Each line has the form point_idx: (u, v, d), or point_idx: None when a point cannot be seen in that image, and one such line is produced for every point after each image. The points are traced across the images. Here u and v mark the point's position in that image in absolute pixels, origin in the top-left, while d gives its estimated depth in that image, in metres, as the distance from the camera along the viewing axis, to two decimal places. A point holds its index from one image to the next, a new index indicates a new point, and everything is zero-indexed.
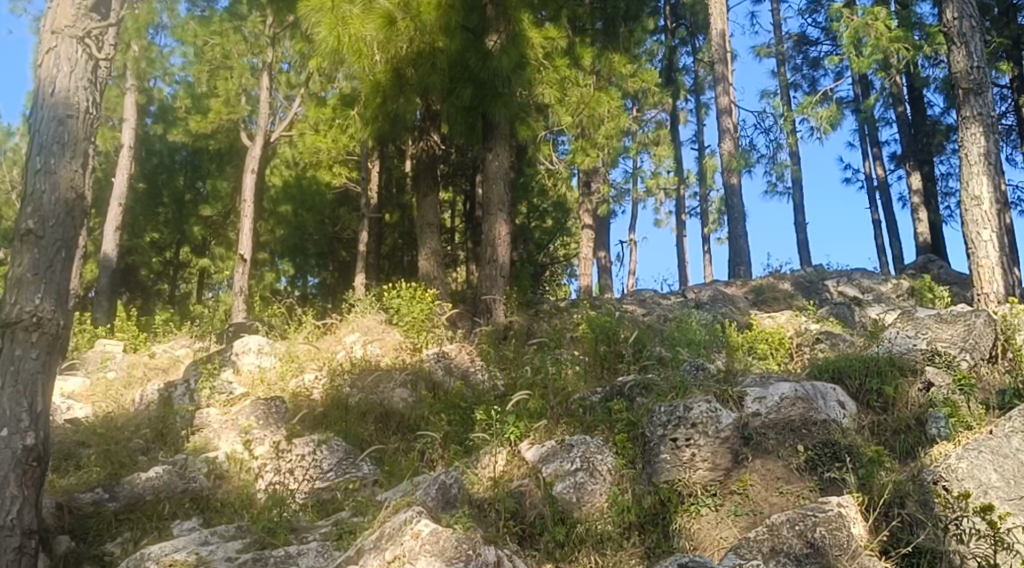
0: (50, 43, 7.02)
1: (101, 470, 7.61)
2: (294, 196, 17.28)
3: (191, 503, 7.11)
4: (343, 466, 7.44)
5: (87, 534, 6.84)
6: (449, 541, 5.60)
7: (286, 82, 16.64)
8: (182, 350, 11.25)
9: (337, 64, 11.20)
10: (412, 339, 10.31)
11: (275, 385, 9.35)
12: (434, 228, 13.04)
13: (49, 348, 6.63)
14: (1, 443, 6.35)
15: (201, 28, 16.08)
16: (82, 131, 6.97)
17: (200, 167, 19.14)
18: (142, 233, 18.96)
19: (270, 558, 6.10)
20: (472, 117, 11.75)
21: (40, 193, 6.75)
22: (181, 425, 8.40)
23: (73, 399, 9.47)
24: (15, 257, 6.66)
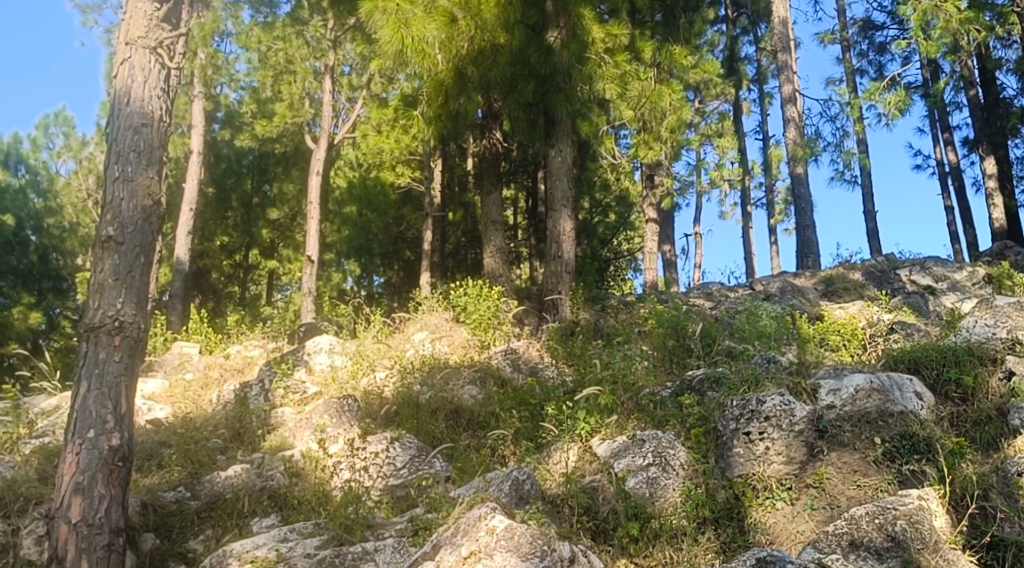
0: (124, 54, 7.21)
1: (181, 470, 7.79)
2: (359, 196, 17.46)
3: (269, 500, 7.25)
4: (416, 463, 7.52)
5: (171, 531, 7.02)
6: (524, 537, 5.64)
7: (348, 85, 16.81)
8: (256, 350, 11.46)
9: (399, 64, 11.25)
10: (479, 337, 10.37)
11: (347, 383, 9.49)
12: (498, 226, 13.09)
13: (131, 352, 6.80)
14: (88, 443, 6.54)
15: (264, 34, 16.04)
16: (157, 139, 7.15)
17: (267, 170, 19.37)
18: (213, 237, 19.34)
19: (348, 554, 6.20)
20: (533, 113, 11.86)
21: (119, 201, 6.94)
22: (257, 423, 8.59)
23: (153, 400, 9.65)
24: (96, 264, 6.86)
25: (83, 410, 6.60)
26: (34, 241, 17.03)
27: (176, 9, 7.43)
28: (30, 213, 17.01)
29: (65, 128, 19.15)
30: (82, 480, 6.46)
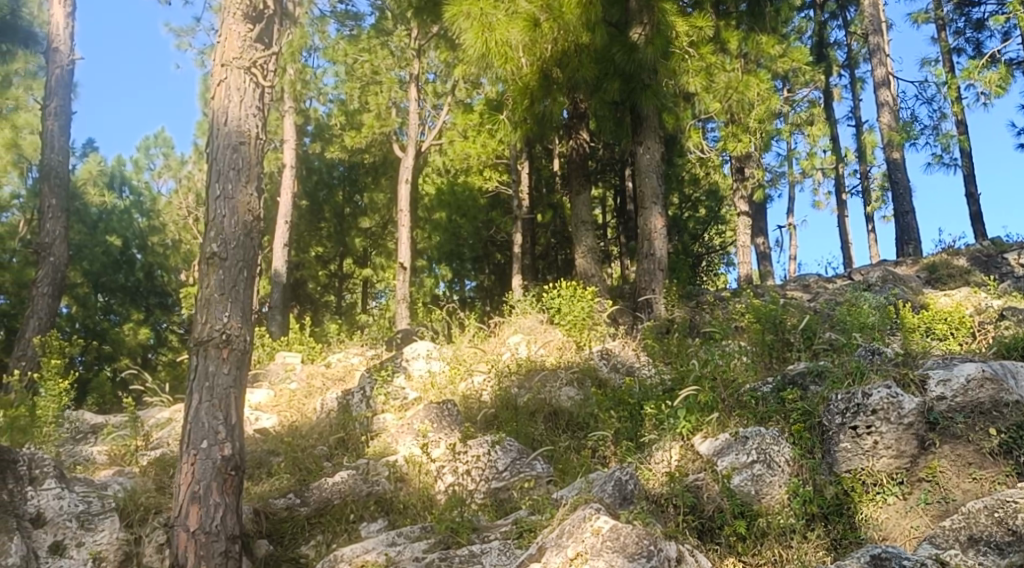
0: (220, 76, 7.42)
1: (289, 477, 7.95)
2: (447, 202, 17.66)
3: (376, 505, 7.38)
4: (517, 466, 7.57)
5: (283, 537, 7.20)
6: (630, 537, 5.64)
7: (433, 92, 16.98)
8: (356, 358, 11.68)
9: (484, 69, 11.31)
10: (574, 338, 10.35)
11: (445, 388, 9.63)
12: (589, 225, 13.06)
13: (239, 363, 7.00)
14: (202, 453, 6.74)
15: (349, 47, 16.33)
16: (254, 156, 7.34)
17: (358, 180, 19.70)
18: (308, 248, 19.77)
19: (455, 557, 6.28)
20: (620, 111, 11.79)
21: (221, 218, 7.14)
22: (361, 430, 8.76)
23: (261, 410, 9.92)
24: (203, 279, 7.07)
25: (196, 422, 6.82)
26: (140, 259, 17.37)
27: (268, 28, 7.61)
28: (135, 233, 17.33)
29: (165, 149, 19.78)
30: (198, 489, 6.66)
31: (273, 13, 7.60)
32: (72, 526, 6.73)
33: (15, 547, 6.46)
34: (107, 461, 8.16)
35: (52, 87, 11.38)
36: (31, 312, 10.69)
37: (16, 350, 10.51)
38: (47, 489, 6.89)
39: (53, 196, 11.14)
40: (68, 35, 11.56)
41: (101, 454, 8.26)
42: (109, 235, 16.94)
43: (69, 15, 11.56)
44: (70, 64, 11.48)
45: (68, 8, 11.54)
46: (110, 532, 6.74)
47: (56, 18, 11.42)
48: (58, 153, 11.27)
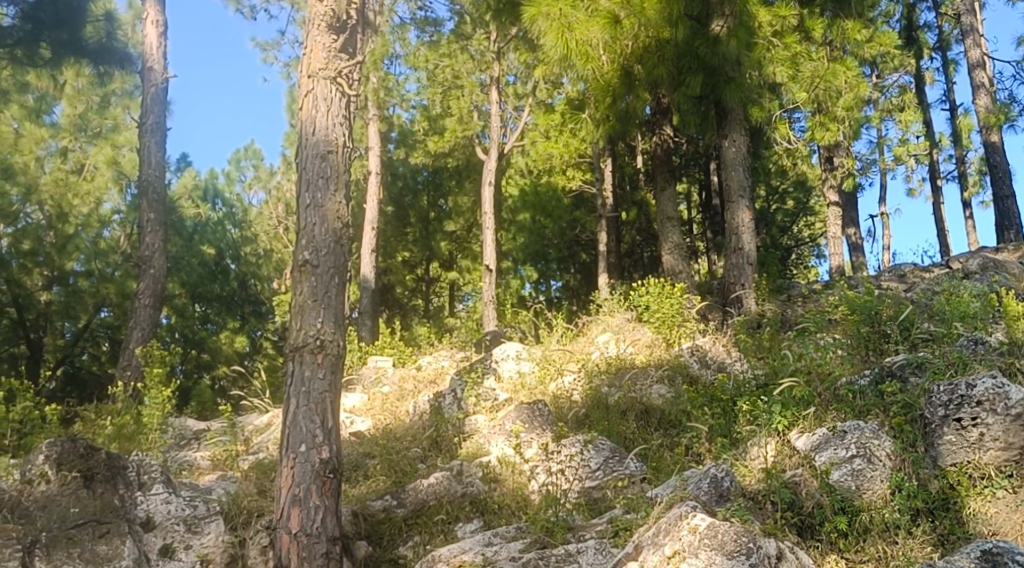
0: (307, 86, 7.56)
1: (385, 479, 8.08)
2: (532, 203, 17.65)
3: (471, 506, 7.44)
4: (610, 465, 7.54)
5: (382, 538, 7.29)
6: (728, 535, 5.54)
7: (514, 94, 17.10)
8: (446, 360, 11.79)
9: (565, 68, 11.29)
10: (664, 335, 10.25)
11: (536, 389, 9.66)
12: (675, 221, 12.95)
13: (334, 368, 7.12)
14: (301, 457, 6.88)
15: (430, 52, 16.39)
16: (342, 164, 7.47)
17: (442, 185, 19.88)
18: (394, 253, 20.01)
19: (551, 557, 6.26)
20: (703, 105, 11.72)
21: (312, 226, 7.28)
22: (453, 431, 8.84)
23: (355, 414, 10.06)
24: (296, 287, 7.22)
25: (294, 426, 6.96)
26: (234, 268, 17.79)
27: (353, 37, 7.73)
28: (228, 243, 17.74)
29: (255, 161, 20.23)
30: (299, 492, 6.78)
31: (358, 22, 7.71)
32: (180, 530, 6.92)
33: (127, 550, 6.58)
34: (211, 466, 8.40)
35: (147, 105, 11.74)
36: (134, 323, 11.04)
37: (121, 361, 10.89)
38: (155, 494, 7.10)
39: (152, 211, 11.48)
40: (162, 54, 11.94)
41: (203, 460, 8.49)
42: (204, 245, 17.28)
43: (161, 35, 11.92)
44: (164, 82, 11.83)
45: (160, 28, 11.91)
46: (216, 534, 6.94)
47: (149, 38, 11.81)
48: (155, 168, 11.63)
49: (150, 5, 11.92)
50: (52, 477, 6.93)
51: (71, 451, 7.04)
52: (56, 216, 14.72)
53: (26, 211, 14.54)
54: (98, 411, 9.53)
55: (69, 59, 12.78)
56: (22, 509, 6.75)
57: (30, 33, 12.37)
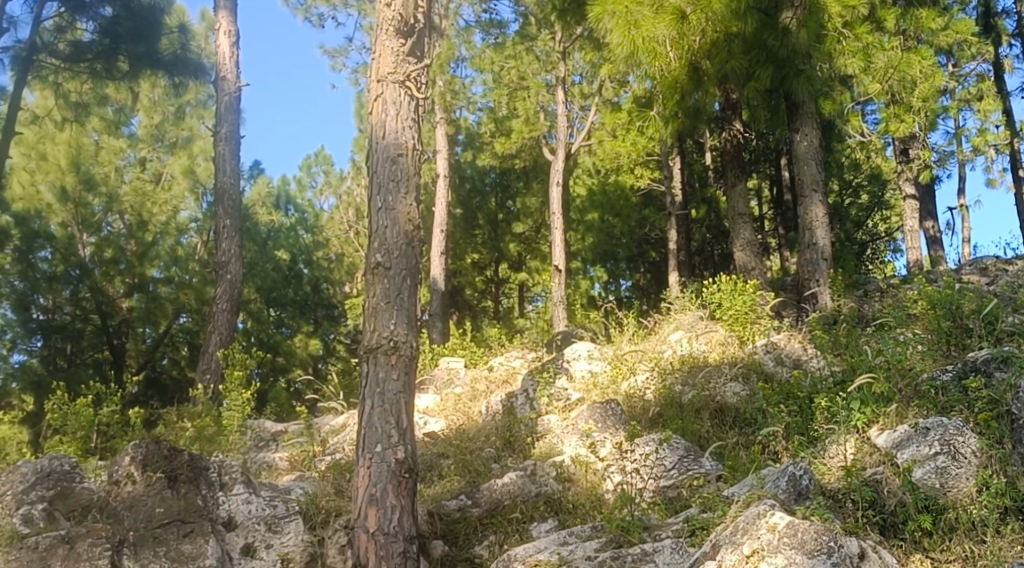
0: (377, 91, 7.65)
1: (460, 479, 8.12)
2: (600, 203, 17.72)
3: (545, 505, 7.43)
4: (685, 464, 7.47)
5: (458, 537, 7.33)
6: (808, 533, 5.47)
7: (580, 93, 16.93)
8: (517, 360, 11.81)
9: (632, 66, 11.18)
10: (738, 333, 10.13)
11: (608, 388, 9.62)
12: (747, 217, 12.78)
13: (407, 369, 7.18)
14: (377, 457, 6.94)
15: (496, 54, 16.64)
16: (412, 167, 7.54)
17: (510, 186, 19.96)
18: (464, 255, 20.10)
19: (627, 556, 6.23)
20: (773, 99, 11.61)
21: (383, 229, 7.36)
22: (526, 431, 8.85)
23: (429, 414, 10.13)
24: (369, 289, 7.30)
25: (369, 427, 7.03)
26: (307, 273, 18.13)
27: (420, 40, 7.80)
28: (301, 248, 18.14)
29: (325, 167, 20.50)
30: (375, 492, 6.84)
31: (424, 26, 7.82)
32: (261, 529, 7.06)
33: (211, 549, 6.78)
34: (289, 467, 8.54)
35: (221, 113, 11.97)
36: (212, 328, 11.27)
37: (201, 364, 11.13)
38: (237, 494, 7.23)
39: (228, 217, 11.70)
40: (234, 64, 12.16)
41: (282, 460, 8.66)
42: (278, 250, 17.70)
43: (233, 45, 12.15)
44: (237, 91, 12.05)
45: (233, 38, 12.15)
46: (296, 534, 7.05)
47: (222, 48, 12.03)
48: (229, 175, 11.85)
49: (222, 16, 12.15)
50: (139, 478, 7.10)
51: (156, 452, 7.20)
52: (136, 225, 15.19)
53: (108, 221, 15.01)
54: (179, 414, 9.72)
55: (146, 70, 13.31)
56: (111, 508, 6.93)
57: (108, 47, 13.02)
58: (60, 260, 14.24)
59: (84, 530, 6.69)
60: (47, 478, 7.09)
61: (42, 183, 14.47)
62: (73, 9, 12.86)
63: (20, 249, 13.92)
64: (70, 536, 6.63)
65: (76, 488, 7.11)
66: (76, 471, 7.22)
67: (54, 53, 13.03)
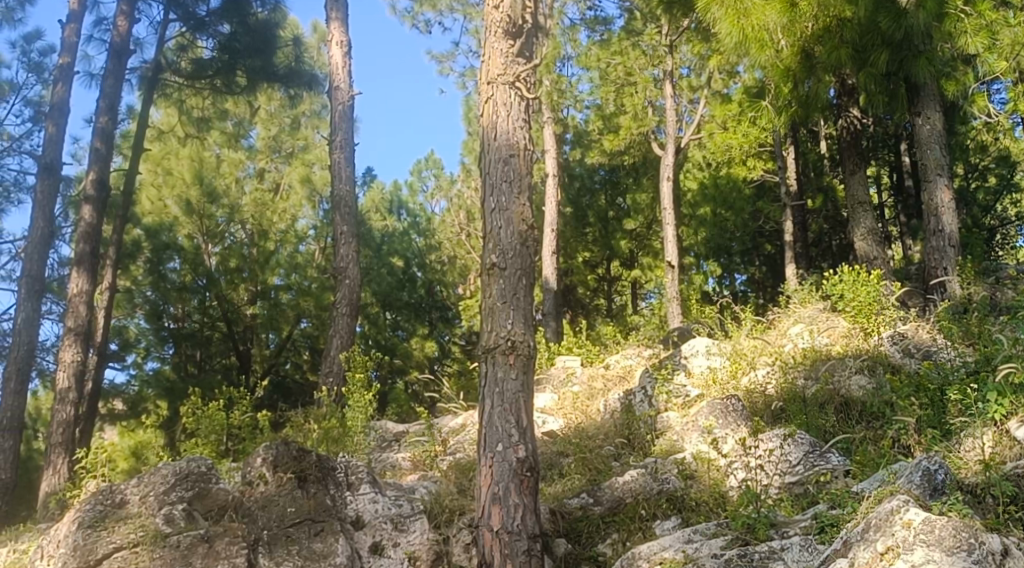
0: (487, 93, 7.71)
1: (581, 477, 8.09)
2: (713, 196, 17.45)
3: (668, 503, 7.35)
4: (811, 459, 7.30)
5: (581, 536, 7.32)
6: (946, 530, 5.30)
7: (688, 86, 16.47)
8: (634, 357, 11.74)
9: (742, 56, 10.97)
10: (861, 325, 9.84)
11: (728, 384, 9.42)
12: (868, 205, 12.40)
13: (525, 368, 7.21)
14: (499, 456, 6.98)
15: (602, 51, 16.66)
16: (524, 167, 7.56)
17: (620, 183, 19.93)
18: (575, 254, 20.02)
19: (754, 554, 6.12)
20: (892, 83, 10.81)
21: (498, 230, 7.41)
22: (645, 429, 8.82)
23: (547, 413, 10.11)
24: (485, 290, 7.37)
25: (490, 426, 7.08)
26: (421, 276, 18.37)
27: (529, 40, 7.85)
28: (415, 252, 18.32)
29: (436, 171, 20.75)
30: (498, 491, 6.89)
31: (533, 26, 7.83)
32: (388, 528, 7.18)
33: (341, 547, 6.95)
34: (412, 467, 8.66)
35: (335, 122, 12.26)
36: (333, 331, 11.51)
37: (324, 368, 11.41)
38: (363, 493, 7.36)
39: (345, 224, 11.92)
40: (347, 73, 12.44)
41: (405, 460, 8.78)
42: (393, 256, 17.98)
43: (346, 56, 12.49)
44: (350, 99, 12.32)
45: (345, 48, 12.49)
46: (421, 533, 7.15)
47: (335, 59, 12.40)
48: (346, 182, 12.11)
49: (335, 27, 12.52)
50: (270, 478, 7.32)
51: (286, 453, 7.40)
52: (257, 234, 15.60)
53: (231, 230, 15.45)
54: (306, 415, 9.99)
55: (263, 83, 13.76)
56: (245, 508, 7.16)
57: (227, 63, 13.65)
58: (188, 271, 14.92)
59: (221, 530, 6.95)
60: (185, 479, 7.37)
61: (170, 198, 14.99)
62: (194, 28, 13.72)
63: (151, 261, 14.63)
64: (209, 535, 6.91)
65: (213, 489, 7.37)
66: (213, 472, 7.48)
67: (178, 72, 13.98)
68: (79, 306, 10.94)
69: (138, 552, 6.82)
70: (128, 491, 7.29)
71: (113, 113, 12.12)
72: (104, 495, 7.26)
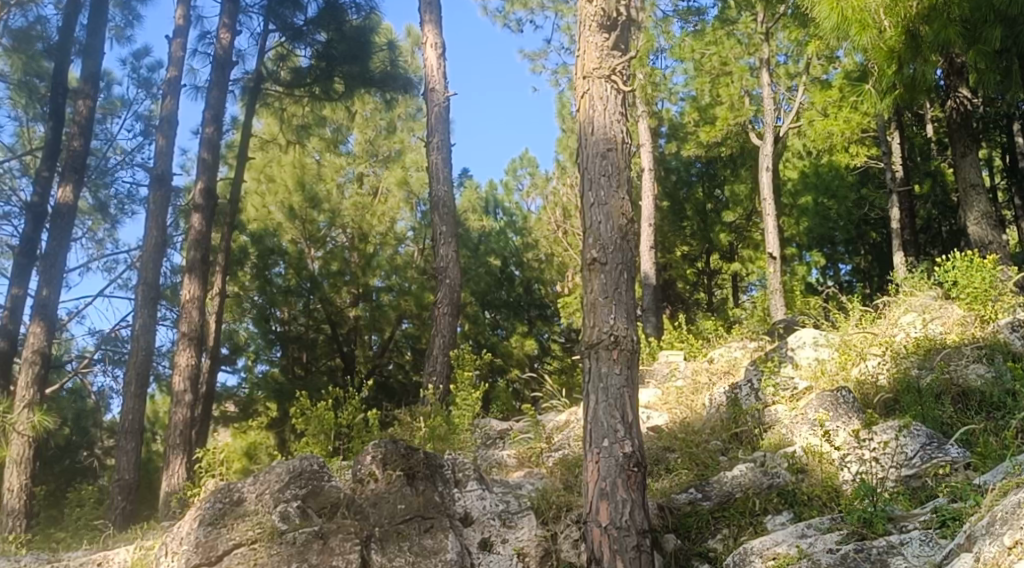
0: (583, 88, 7.69)
1: (689, 473, 8.01)
2: (814, 184, 17.14)
3: (779, 497, 7.23)
4: (928, 452, 7.08)
5: (690, 531, 7.21)
6: None
7: (786, 73, 16.30)
8: (738, 350, 11.53)
9: (842, 39, 10.63)
10: (977, 312, 9.50)
11: (837, 375, 9.25)
12: (981, 188, 11.93)
13: (629, 363, 7.16)
14: (605, 451, 6.95)
15: (696, 41, 16.41)
16: (623, 161, 7.51)
17: (717, 174, 19.67)
18: (673, 248, 19.65)
19: (873, 549, 5.96)
20: (1003, 61, 10.73)
21: (598, 225, 7.37)
22: (753, 423, 8.65)
23: (652, 409, 10.05)
24: (587, 285, 7.34)
25: (595, 421, 7.05)
26: (519, 275, 18.47)
27: (624, 34, 7.79)
28: (512, 251, 18.42)
29: (530, 169, 20.79)
30: (605, 486, 6.85)
31: (627, 19, 7.76)
32: (496, 524, 7.24)
33: (451, 543, 7.04)
34: (517, 464, 8.69)
35: (432, 124, 12.38)
36: (436, 331, 11.60)
37: (428, 367, 11.53)
38: (471, 490, 7.46)
39: (444, 224, 12.02)
40: (442, 75, 12.54)
41: (510, 457, 8.81)
42: (490, 256, 18.11)
43: (441, 57, 12.60)
44: (445, 100, 12.43)
45: (439, 50, 12.61)
46: (529, 529, 7.17)
47: (429, 61, 12.51)
48: (443, 183, 12.20)
49: (428, 29, 12.67)
50: (380, 476, 7.42)
51: (394, 451, 7.49)
52: (358, 237, 15.84)
53: (332, 235, 15.76)
54: (412, 414, 10.13)
55: (360, 89, 13.93)
56: (357, 505, 7.27)
57: (325, 71, 13.93)
58: (293, 275, 15.33)
59: (335, 526, 7.14)
60: (299, 477, 7.44)
61: (273, 203, 15.50)
62: (292, 37, 14.11)
63: (257, 266, 15.15)
64: (323, 531, 7.10)
65: (326, 486, 7.41)
66: (325, 470, 7.52)
67: (278, 81, 14.36)
68: (192, 312, 11.26)
69: (257, 549, 7.03)
70: (245, 489, 7.41)
71: (218, 123, 12.49)
72: (223, 492, 7.38)
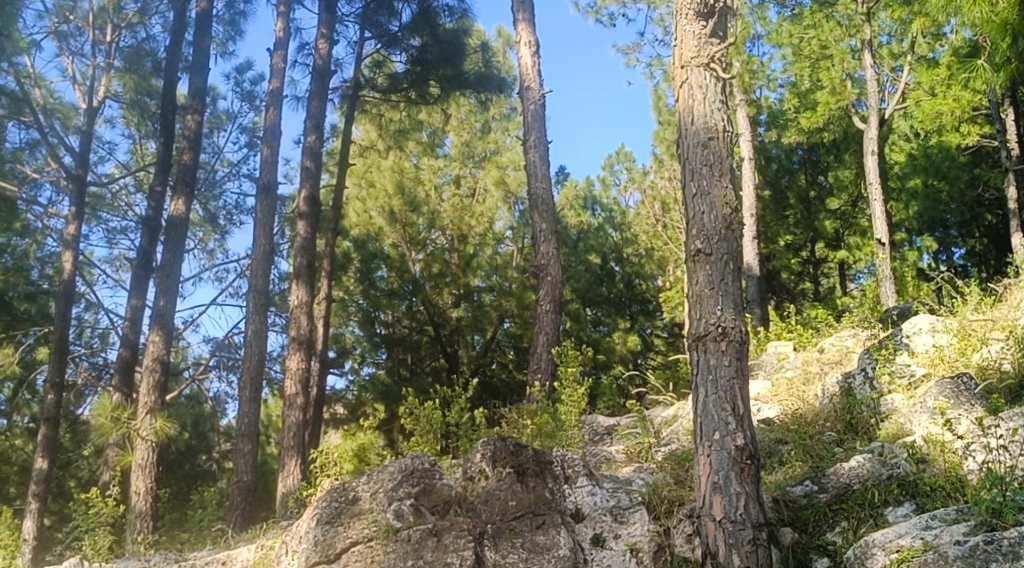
0: (682, 77, 7.59)
1: (803, 465, 7.82)
2: (923, 166, 16.65)
3: (899, 488, 7.05)
4: None
5: (807, 524, 7.04)
6: None
7: (890, 54, 15.82)
8: (850, 340, 11.21)
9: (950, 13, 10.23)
10: None
11: (957, 361, 8.94)
12: None
13: (738, 354, 7.01)
14: (717, 444, 6.83)
15: (794, 26, 16.17)
16: (725, 150, 7.39)
17: (819, 160, 19.42)
18: (777, 237, 19.09)
19: (1004, 540, 5.76)
20: None
21: (701, 215, 7.26)
22: (868, 413, 8.43)
23: (762, 400, 9.87)
24: (691, 277, 7.24)
25: (706, 414, 6.94)
26: (619, 270, 18.39)
27: (722, 21, 7.68)
28: (611, 247, 18.38)
29: (627, 163, 20.65)
30: (719, 479, 6.75)
31: (724, 6, 7.66)
32: (608, 520, 7.18)
33: (563, 539, 7.05)
34: (626, 459, 8.61)
35: (529, 122, 12.38)
36: (539, 328, 11.61)
37: (532, 365, 11.56)
38: (581, 486, 7.40)
39: (543, 222, 12.01)
40: (536, 73, 12.55)
41: (619, 453, 8.75)
42: (590, 253, 18.16)
43: (535, 55, 12.61)
44: (541, 98, 12.44)
45: (533, 48, 12.62)
46: (641, 524, 7.11)
47: (523, 59, 12.53)
48: (542, 180, 12.19)
49: (522, 28, 12.69)
50: (490, 473, 7.46)
51: (503, 448, 7.54)
52: (458, 238, 15.95)
53: (432, 237, 15.92)
54: (519, 411, 10.18)
55: (455, 91, 14.08)
56: (469, 502, 7.35)
57: (420, 74, 14.03)
58: (396, 278, 15.60)
59: (448, 524, 7.21)
60: (411, 476, 7.53)
61: (374, 208, 15.71)
62: (387, 44, 14.26)
63: (361, 270, 15.41)
64: (436, 530, 7.16)
65: (438, 485, 7.51)
66: (436, 468, 7.61)
67: (374, 87, 14.47)
68: (301, 317, 11.49)
69: (373, 546, 7.12)
70: (360, 487, 7.53)
71: (320, 131, 12.74)
72: (338, 491, 7.50)
